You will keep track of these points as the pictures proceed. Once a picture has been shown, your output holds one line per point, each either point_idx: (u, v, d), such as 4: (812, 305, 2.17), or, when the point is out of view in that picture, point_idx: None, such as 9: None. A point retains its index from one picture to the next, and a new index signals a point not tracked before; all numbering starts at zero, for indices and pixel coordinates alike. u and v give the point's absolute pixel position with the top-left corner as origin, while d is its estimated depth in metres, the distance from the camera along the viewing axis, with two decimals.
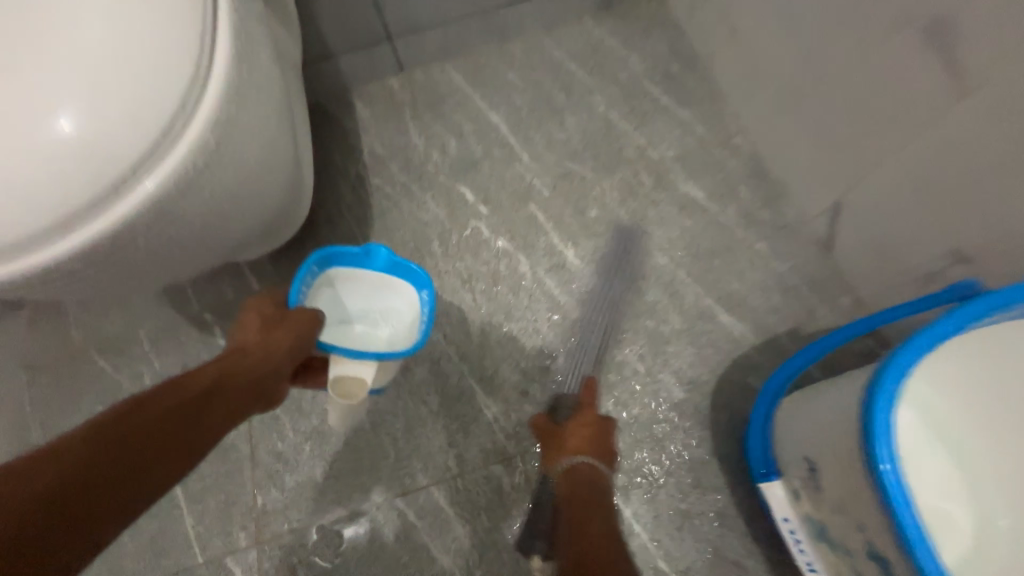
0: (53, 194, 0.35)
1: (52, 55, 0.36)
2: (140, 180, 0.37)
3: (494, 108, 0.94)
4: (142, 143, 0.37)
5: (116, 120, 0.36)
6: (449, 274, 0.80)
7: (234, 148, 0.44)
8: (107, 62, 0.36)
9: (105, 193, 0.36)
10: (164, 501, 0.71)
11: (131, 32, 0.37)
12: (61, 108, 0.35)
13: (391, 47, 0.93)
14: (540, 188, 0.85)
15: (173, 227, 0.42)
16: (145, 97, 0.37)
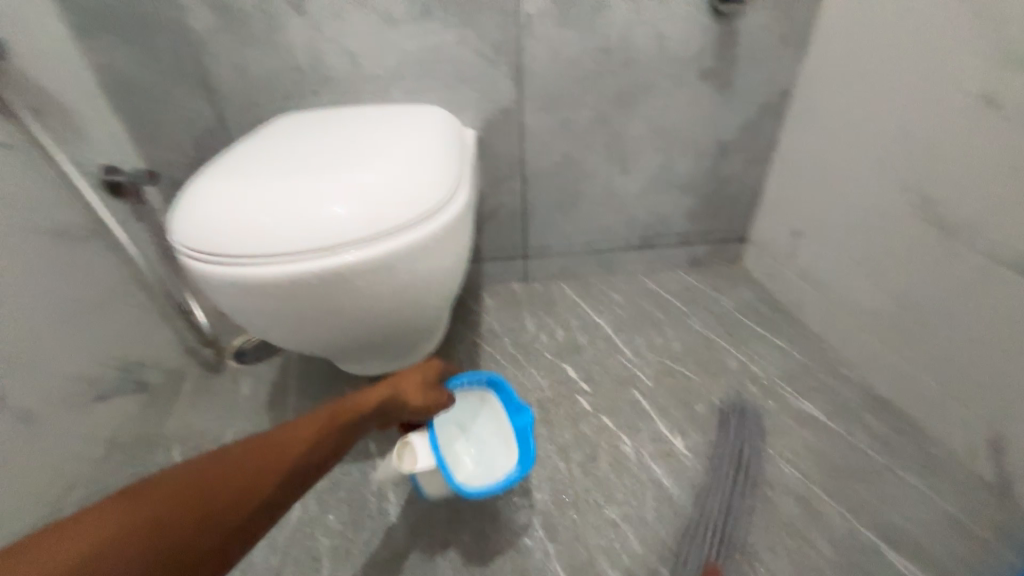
0: (303, 239, 0.47)
1: (348, 176, 0.54)
2: (345, 251, 0.48)
3: (600, 314, 1.09)
4: (362, 233, 0.49)
5: (360, 219, 0.49)
6: (543, 439, 0.77)
7: (411, 271, 0.54)
8: (373, 191, 0.52)
9: (324, 250, 0.47)
10: None
11: (393, 183, 0.54)
12: (331, 188, 0.51)
13: (524, 262, 1.19)
14: (642, 378, 0.88)
15: (358, 299, 0.52)
16: (389, 196, 0.52)
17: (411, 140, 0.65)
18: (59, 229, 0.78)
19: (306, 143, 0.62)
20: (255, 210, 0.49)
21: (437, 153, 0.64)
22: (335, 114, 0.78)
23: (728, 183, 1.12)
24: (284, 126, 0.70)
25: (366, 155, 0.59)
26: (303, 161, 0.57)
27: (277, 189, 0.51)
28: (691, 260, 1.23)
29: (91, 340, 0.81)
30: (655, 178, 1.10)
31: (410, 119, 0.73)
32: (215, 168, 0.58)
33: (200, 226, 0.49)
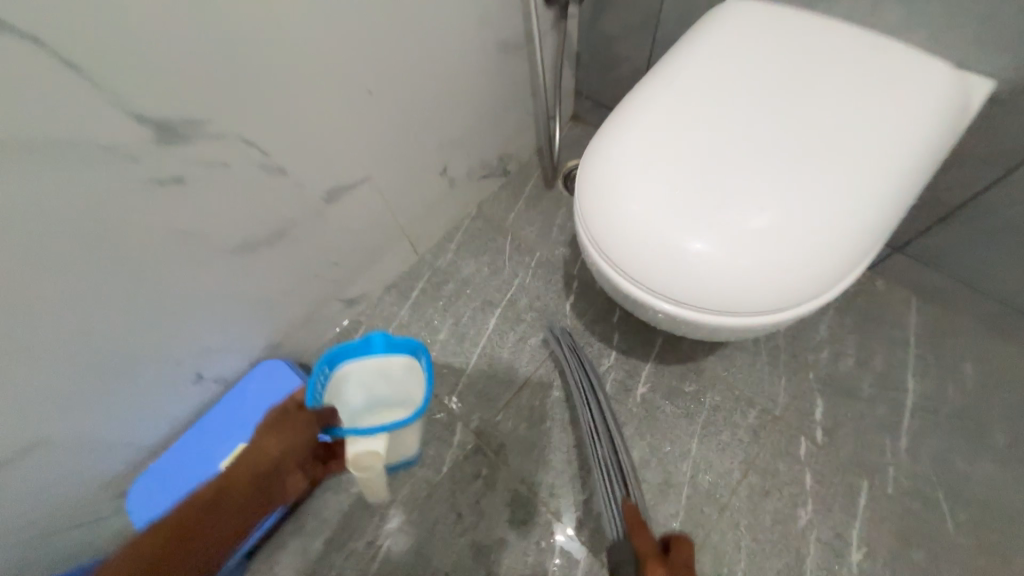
0: (679, 287, 0.51)
1: (755, 223, 0.50)
2: (703, 309, 0.52)
3: (919, 376, 0.86)
4: (730, 302, 0.51)
5: (739, 290, 0.50)
6: (738, 443, 0.83)
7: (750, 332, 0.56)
8: (774, 261, 0.49)
9: (687, 302, 0.52)
10: (462, 351, 1.00)
11: (799, 255, 0.49)
12: (740, 236, 0.50)
13: (889, 253, 0.91)
14: (888, 479, 0.78)
15: (685, 327, 0.58)
16: (798, 268, 0.49)
17: (858, 160, 0.51)
18: (502, 40, 0.92)
19: (731, 125, 0.55)
20: (668, 235, 0.51)
21: (884, 187, 0.51)
22: (788, 37, 0.60)
23: None
24: (719, 58, 0.59)
25: (797, 189, 0.51)
26: (719, 171, 0.52)
27: (692, 213, 0.51)
28: None
29: (491, 136, 1.08)
30: None
31: (874, 90, 0.54)
32: (631, 127, 0.57)
33: (601, 217, 0.55)
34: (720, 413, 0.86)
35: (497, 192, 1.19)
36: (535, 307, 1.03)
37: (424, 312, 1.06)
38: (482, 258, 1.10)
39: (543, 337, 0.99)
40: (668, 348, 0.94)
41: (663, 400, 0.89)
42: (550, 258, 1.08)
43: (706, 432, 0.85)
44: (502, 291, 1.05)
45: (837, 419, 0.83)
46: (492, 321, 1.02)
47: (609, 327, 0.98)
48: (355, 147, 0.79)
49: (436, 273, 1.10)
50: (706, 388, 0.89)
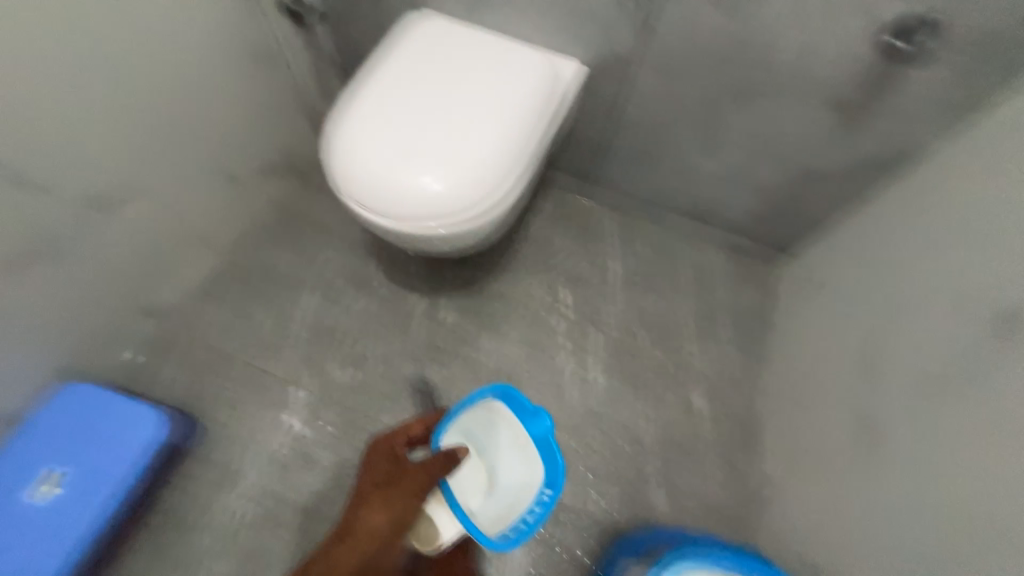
0: (416, 215, 0.76)
1: (450, 162, 0.77)
2: (437, 225, 0.78)
3: (619, 258, 1.31)
4: (450, 215, 0.77)
5: (452, 205, 0.77)
6: (518, 332, 1.16)
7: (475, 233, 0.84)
8: (466, 183, 0.77)
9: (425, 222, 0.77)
10: (288, 329, 1.11)
11: (480, 175, 0.78)
12: (443, 173, 0.77)
13: (587, 183, 1.34)
14: (608, 326, 1.19)
15: (439, 244, 0.84)
16: (482, 183, 0.78)
17: (504, 112, 0.83)
18: (254, 52, 1.05)
19: (425, 103, 0.81)
20: (392, 178, 0.76)
21: (513, 123, 0.82)
22: (452, 40, 0.89)
23: (801, 204, 1.12)
24: (410, 58, 0.85)
25: (470, 136, 0.80)
26: (422, 134, 0.78)
27: (403, 160, 0.77)
28: (732, 245, 1.33)
29: (271, 138, 1.19)
30: (734, 169, 1.11)
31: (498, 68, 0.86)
32: (358, 115, 0.80)
33: (351, 182, 0.77)
34: (503, 317, 1.18)
35: (292, 188, 1.30)
36: (349, 277, 1.19)
37: (241, 306, 1.12)
38: (290, 247, 1.21)
39: (360, 299, 1.17)
40: (461, 282, 1.22)
41: (463, 320, 1.17)
42: (354, 236, 1.25)
43: (495, 331, 1.16)
44: (315, 271, 1.19)
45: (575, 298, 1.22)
46: (312, 298, 1.16)
47: (413, 278, 1.21)
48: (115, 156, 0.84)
49: (246, 269, 1.17)
50: (491, 302, 1.20)
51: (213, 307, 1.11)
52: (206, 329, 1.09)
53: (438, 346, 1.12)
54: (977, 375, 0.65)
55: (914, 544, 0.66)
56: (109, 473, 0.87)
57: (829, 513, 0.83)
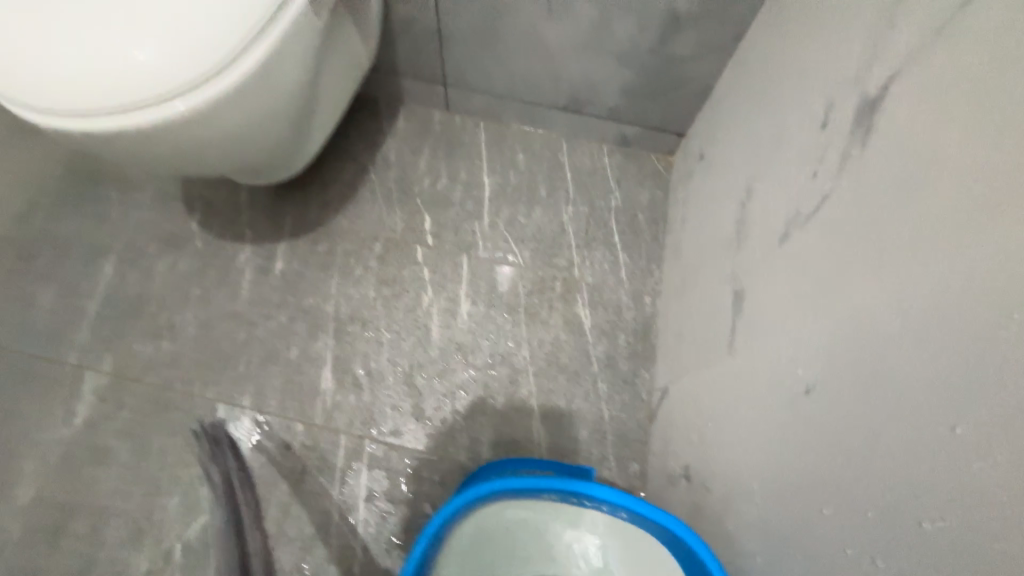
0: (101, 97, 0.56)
1: (146, 21, 0.58)
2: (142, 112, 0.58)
3: (491, 173, 1.12)
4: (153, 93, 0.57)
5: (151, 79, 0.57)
6: (370, 271, 0.98)
7: (219, 122, 0.64)
8: (169, 45, 0.57)
9: (117, 108, 0.57)
10: (77, 308, 0.90)
11: (188, 34, 0.58)
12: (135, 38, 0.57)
13: (443, 91, 1.13)
14: (478, 248, 1.02)
15: (176, 144, 0.64)
16: (193, 45, 0.58)
17: None
18: None
19: None
20: (108, 69, 0.56)
21: None
22: None
23: (674, 67, 0.94)
24: None
25: None
26: None
27: (116, 41, 0.57)
28: (620, 140, 1.15)
29: None
30: (588, 34, 0.91)
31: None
32: None
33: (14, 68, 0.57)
34: (352, 256, 0.99)
35: None
36: (158, 238, 0.98)
37: (16, 290, 0.91)
38: (82, 213, 0.99)
39: (172, 261, 0.96)
40: (299, 225, 1.02)
41: (303, 267, 0.97)
42: (163, 190, 1.03)
43: (342, 274, 0.97)
44: (115, 237, 0.98)
45: (439, 224, 1.04)
46: (110, 268, 0.95)
47: (240, 228, 1.00)
48: None
49: (22, 247, 0.95)
50: (337, 242, 1.01)
51: None
52: None
53: (271, 301, 0.93)
54: (830, 194, 0.48)
55: (818, 459, 0.43)
56: None
57: (698, 407, 0.69)
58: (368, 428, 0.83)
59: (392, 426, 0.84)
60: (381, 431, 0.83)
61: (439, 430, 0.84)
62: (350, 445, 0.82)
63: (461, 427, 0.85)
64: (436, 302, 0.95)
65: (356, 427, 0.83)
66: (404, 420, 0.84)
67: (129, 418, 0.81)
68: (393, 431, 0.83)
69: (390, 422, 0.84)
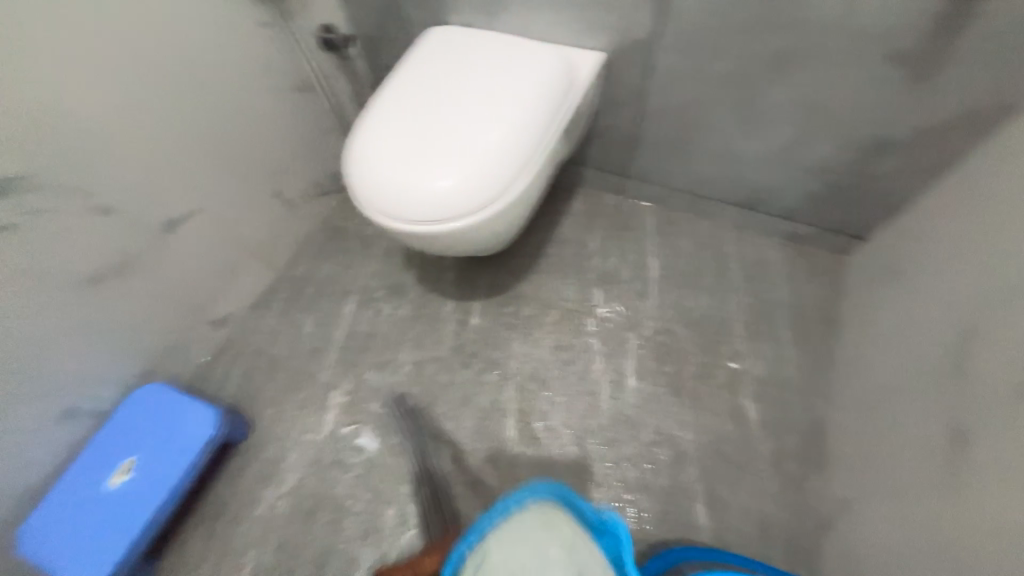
0: (404, 213, 0.79)
1: (445, 168, 0.80)
2: (424, 227, 0.80)
3: (657, 256, 1.22)
4: (436, 218, 0.79)
5: (439, 208, 0.79)
6: (548, 335, 1.12)
7: (465, 238, 0.84)
8: (456, 186, 0.79)
9: (411, 223, 0.80)
10: (329, 336, 1.18)
11: (470, 180, 0.80)
12: (436, 179, 0.79)
13: (621, 180, 1.28)
14: (645, 327, 1.11)
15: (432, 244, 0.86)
16: (471, 189, 0.79)
17: (509, 124, 0.84)
18: (297, 85, 1.16)
19: (436, 111, 0.85)
20: (423, 190, 0.79)
21: (517, 134, 0.83)
22: (474, 49, 0.91)
23: (867, 181, 0.99)
24: (431, 70, 0.90)
25: (470, 145, 0.82)
26: (426, 139, 0.83)
27: (426, 174, 0.80)
28: (790, 236, 1.19)
29: (315, 160, 1.29)
30: (781, 148, 1.00)
31: (505, 61, 0.89)
32: (376, 120, 0.86)
33: (357, 180, 0.83)
34: (533, 320, 1.15)
35: (337, 207, 1.40)
36: (385, 287, 1.25)
37: (288, 316, 1.22)
38: (334, 261, 1.30)
39: (394, 306, 1.21)
40: (490, 287, 1.21)
41: (492, 324, 1.16)
42: (391, 248, 1.31)
43: (524, 335, 1.13)
44: (355, 282, 1.26)
45: (609, 299, 1.16)
46: (351, 307, 1.22)
47: (445, 285, 1.23)
48: (177, 185, 0.96)
49: (294, 283, 1.27)
50: (521, 306, 1.18)
51: (265, 317, 1.22)
52: (258, 337, 1.18)
53: (467, 351, 1.12)
54: None
55: None
56: (166, 480, 0.90)
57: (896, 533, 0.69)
58: (543, 480, 0.95)
59: (564, 482, 0.94)
60: (554, 485, 0.94)
61: (606, 495, 0.93)
62: (528, 491, 0.94)
63: (627, 496, 0.92)
64: (605, 372, 1.06)
65: (534, 477, 0.95)
66: (575, 479, 0.94)
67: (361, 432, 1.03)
68: (564, 487, 0.94)
69: (562, 478, 0.95)
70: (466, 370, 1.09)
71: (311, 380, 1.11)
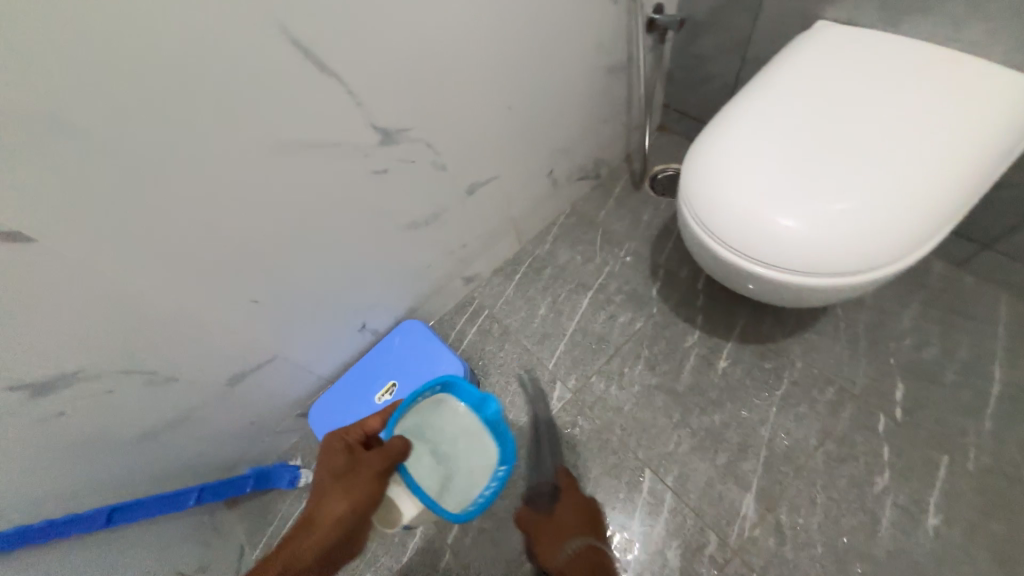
0: (742, 238, 0.68)
1: (816, 203, 0.66)
2: (757, 263, 0.68)
3: (1006, 367, 0.91)
4: (780, 258, 0.66)
5: (789, 248, 0.66)
6: (816, 413, 0.93)
7: (789, 290, 0.70)
8: (822, 231, 0.65)
9: (745, 251, 0.68)
10: (560, 325, 1.17)
11: (843, 231, 0.64)
12: (800, 214, 0.66)
13: (977, 251, 0.97)
14: (967, 456, 0.84)
15: (742, 278, 0.74)
16: (839, 242, 0.64)
17: (920, 178, 0.65)
18: (610, 67, 1.12)
19: (823, 132, 0.70)
20: (777, 221, 0.66)
21: (927, 195, 0.64)
22: (897, 70, 0.73)
23: None
24: (830, 81, 0.74)
25: (857, 187, 0.66)
26: (801, 161, 0.69)
27: (787, 202, 0.67)
28: None
29: (591, 144, 1.26)
30: None
31: (939, 93, 0.69)
32: (742, 121, 0.75)
33: (697, 179, 0.74)
34: (798, 389, 0.96)
35: (589, 194, 1.36)
36: (625, 292, 1.18)
37: (525, 292, 1.24)
38: (577, 250, 1.28)
39: (632, 316, 1.14)
40: (748, 331, 1.05)
41: (743, 375, 1.00)
42: (639, 253, 1.24)
43: (784, 402, 0.95)
44: (595, 277, 1.22)
45: (916, 401, 0.91)
46: (586, 302, 1.19)
47: (692, 310, 1.11)
48: (494, 151, 1.01)
49: (535, 260, 1.29)
50: (785, 366, 0.99)
51: (503, 286, 1.26)
52: (495, 304, 1.24)
53: (708, 395, 0.99)
54: None
55: None
56: None
57: None
58: None
59: None
60: None
61: None
62: None
63: None
64: (895, 493, 0.83)
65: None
66: None
67: (579, 437, 1.01)
68: None
69: None
70: (704, 416, 0.97)
71: (538, 363, 1.12)
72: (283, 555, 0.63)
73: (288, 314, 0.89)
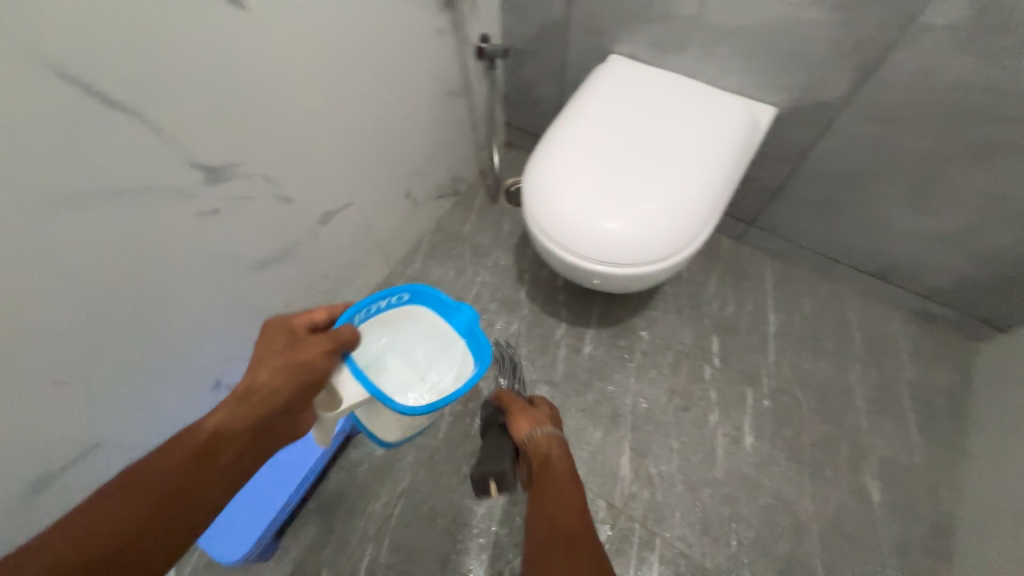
0: (574, 240, 0.79)
1: (625, 206, 0.79)
2: (588, 260, 0.80)
3: (778, 311, 1.20)
4: (604, 254, 0.78)
5: (609, 244, 0.78)
6: (662, 375, 1.12)
7: (617, 280, 0.83)
8: (631, 228, 0.78)
9: (577, 252, 0.79)
10: None
11: (646, 226, 0.78)
12: (614, 215, 0.79)
13: (746, 227, 1.27)
14: (763, 384, 1.10)
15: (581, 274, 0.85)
16: (644, 235, 0.78)
17: (692, 180, 0.83)
18: (449, 90, 1.18)
19: (624, 147, 0.86)
20: (598, 223, 0.78)
21: (699, 193, 0.82)
22: (669, 98, 0.93)
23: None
24: (625, 106, 0.91)
25: (651, 190, 0.81)
26: (610, 171, 0.83)
27: (605, 206, 0.80)
28: (919, 313, 1.17)
29: (444, 163, 1.31)
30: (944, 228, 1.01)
31: (698, 115, 0.90)
32: (563, 141, 0.87)
33: (534, 193, 0.84)
34: (647, 357, 1.14)
35: (451, 210, 1.41)
36: (497, 299, 1.25)
37: None
38: (447, 265, 1.32)
39: (506, 321, 1.21)
40: (604, 316, 1.21)
41: (605, 355, 1.15)
42: (504, 260, 1.32)
43: (638, 371, 1.12)
44: (467, 289, 1.27)
45: (727, 349, 1.15)
46: None
47: (557, 306, 1.23)
48: (343, 178, 0.99)
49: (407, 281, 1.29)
50: (635, 340, 1.17)
51: None
52: None
53: (580, 379, 1.12)
54: None
55: None
56: (289, 482, 0.92)
57: None
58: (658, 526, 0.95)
59: (680, 532, 0.94)
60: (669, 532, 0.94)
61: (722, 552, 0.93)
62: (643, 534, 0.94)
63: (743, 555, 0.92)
64: (723, 426, 1.05)
65: (648, 521, 0.95)
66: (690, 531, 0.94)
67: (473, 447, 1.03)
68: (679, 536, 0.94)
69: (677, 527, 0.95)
70: (578, 398, 1.09)
71: None
72: (169, 469, 0.52)
73: (114, 390, 0.74)
